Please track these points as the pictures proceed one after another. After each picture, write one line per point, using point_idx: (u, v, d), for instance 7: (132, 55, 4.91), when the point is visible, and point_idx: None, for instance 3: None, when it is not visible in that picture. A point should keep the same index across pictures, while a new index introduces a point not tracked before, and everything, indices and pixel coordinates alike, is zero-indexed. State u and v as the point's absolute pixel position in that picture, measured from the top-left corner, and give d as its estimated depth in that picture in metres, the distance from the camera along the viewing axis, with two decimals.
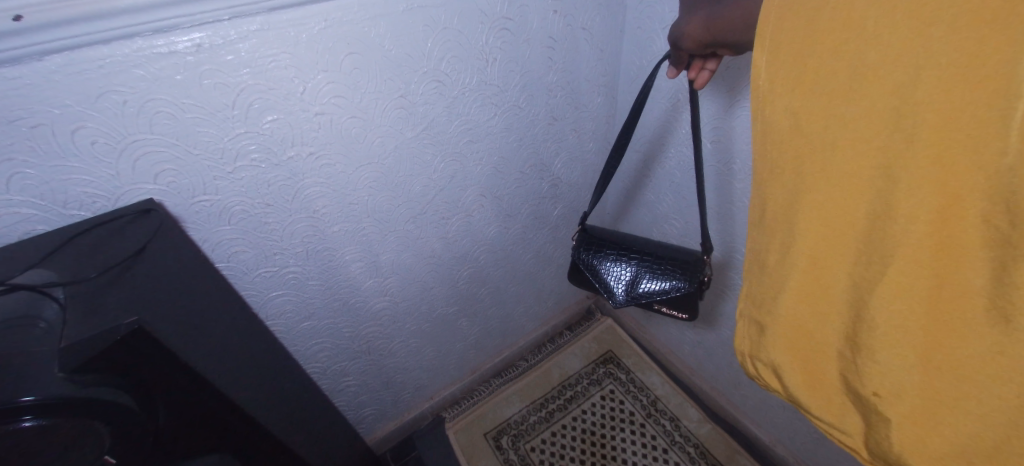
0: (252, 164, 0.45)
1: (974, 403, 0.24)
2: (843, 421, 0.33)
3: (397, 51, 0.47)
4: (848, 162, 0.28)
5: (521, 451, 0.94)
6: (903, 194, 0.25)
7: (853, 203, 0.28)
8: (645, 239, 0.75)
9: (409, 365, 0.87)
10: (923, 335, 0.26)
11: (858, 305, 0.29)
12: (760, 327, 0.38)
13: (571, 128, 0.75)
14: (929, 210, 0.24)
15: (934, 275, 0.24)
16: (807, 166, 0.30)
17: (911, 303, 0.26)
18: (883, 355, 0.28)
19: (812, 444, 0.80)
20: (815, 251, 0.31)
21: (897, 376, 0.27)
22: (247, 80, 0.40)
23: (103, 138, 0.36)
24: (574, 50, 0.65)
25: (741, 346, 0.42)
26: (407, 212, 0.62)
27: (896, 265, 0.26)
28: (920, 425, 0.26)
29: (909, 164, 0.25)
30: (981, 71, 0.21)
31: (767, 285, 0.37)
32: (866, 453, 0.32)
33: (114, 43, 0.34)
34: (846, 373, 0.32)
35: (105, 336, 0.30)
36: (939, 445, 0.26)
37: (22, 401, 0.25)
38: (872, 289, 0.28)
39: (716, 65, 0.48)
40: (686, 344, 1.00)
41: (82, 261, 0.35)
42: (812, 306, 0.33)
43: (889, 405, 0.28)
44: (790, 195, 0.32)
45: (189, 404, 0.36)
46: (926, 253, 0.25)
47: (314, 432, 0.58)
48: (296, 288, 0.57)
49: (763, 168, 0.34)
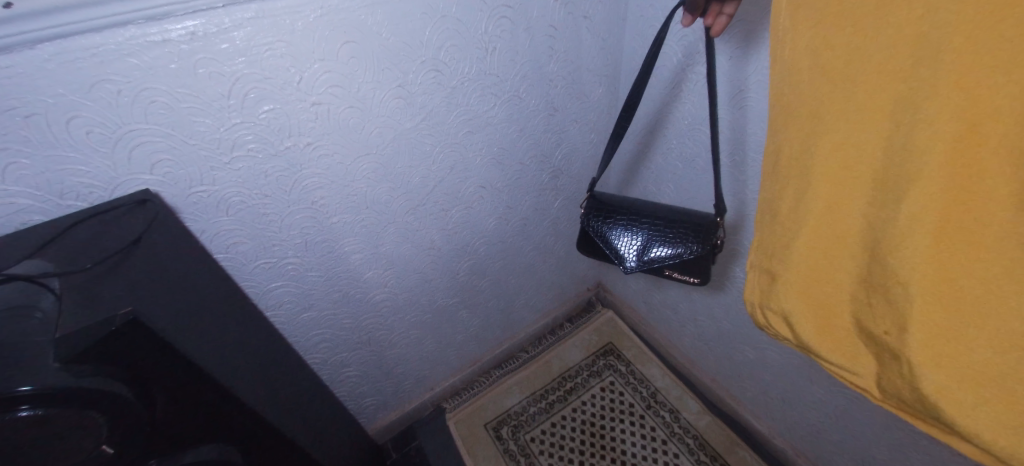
0: (249, 154, 0.44)
1: (980, 327, 0.26)
2: (854, 362, 0.36)
3: (394, 40, 0.46)
4: (866, 110, 0.31)
5: (521, 441, 0.95)
6: (920, 135, 0.27)
7: (873, 149, 0.31)
8: (655, 204, 0.75)
9: (409, 357, 0.88)
10: (931, 269, 0.28)
11: (872, 246, 0.32)
12: (771, 278, 0.41)
13: (572, 119, 0.75)
14: (943, 149, 0.26)
15: (945, 210, 0.27)
16: (828, 115, 0.33)
17: (920, 239, 0.28)
18: (893, 291, 0.30)
19: (811, 436, 0.80)
20: (832, 198, 0.34)
21: (902, 312, 0.30)
22: (243, 70, 0.39)
23: (98, 128, 0.36)
24: (576, 38, 0.64)
25: (750, 296, 0.45)
26: (406, 204, 0.62)
27: (907, 205, 0.28)
28: (926, 355, 0.28)
29: (926, 106, 0.27)
30: (998, 12, 0.23)
31: (779, 236, 0.39)
32: (875, 392, 0.35)
33: (107, 31, 0.33)
34: (859, 314, 0.34)
35: (102, 327, 0.29)
36: (945, 374, 0.28)
37: (18, 391, 0.25)
38: (885, 229, 0.30)
39: (734, 9, 0.47)
40: (685, 336, 1.00)
41: (78, 253, 0.35)
42: (827, 252, 0.36)
43: (898, 340, 0.31)
44: (809, 145, 0.35)
45: (187, 397, 0.36)
46: (938, 190, 0.27)
47: (315, 421, 0.59)
48: (296, 279, 0.57)
49: (782, 123, 0.37)
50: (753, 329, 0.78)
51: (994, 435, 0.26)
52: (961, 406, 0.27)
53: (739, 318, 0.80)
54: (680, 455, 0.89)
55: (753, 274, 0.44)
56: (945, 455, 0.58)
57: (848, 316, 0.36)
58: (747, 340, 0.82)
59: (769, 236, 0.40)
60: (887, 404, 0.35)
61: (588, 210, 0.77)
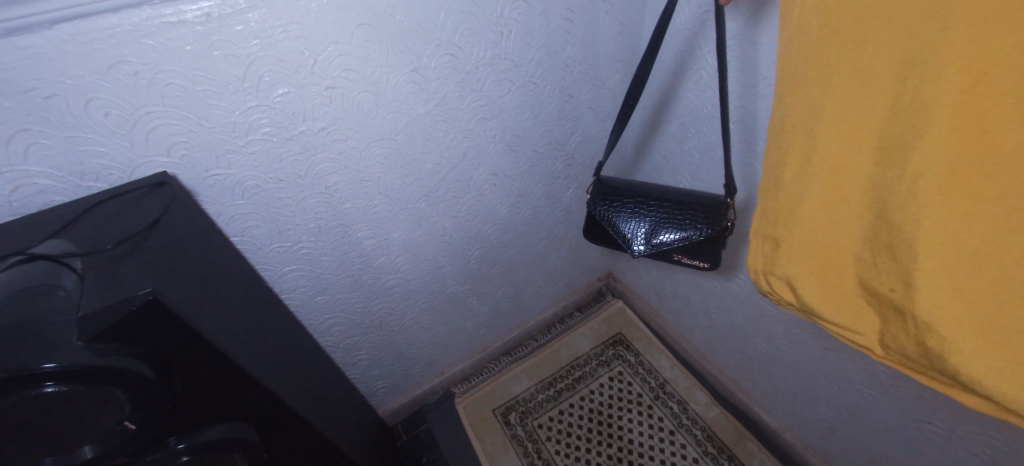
0: (264, 138, 0.44)
1: (985, 275, 0.26)
2: (858, 321, 0.36)
3: (408, 22, 0.45)
4: (878, 59, 0.30)
5: (528, 427, 0.96)
6: (930, 82, 0.27)
7: (882, 100, 0.30)
8: (662, 185, 0.73)
9: (419, 342, 0.89)
10: (937, 219, 0.27)
11: (877, 201, 0.32)
12: (777, 242, 0.41)
13: (587, 106, 0.73)
14: (953, 95, 0.26)
15: (953, 158, 0.26)
16: (838, 67, 0.32)
17: (927, 189, 0.28)
18: (901, 245, 0.30)
19: (822, 432, 0.79)
20: (839, 155, 0.34)
21: (908, 265, 0.30)
22: (257, 52, 0.39)
23: (116, 110, 0.36)
24: (594, 22, 0.62)
25: (755, 264, 0.44)
26: (418, 190, 0.61)
27: (917, 155, 0.28)
28: (933, 309, 0.28)
29: (936, 50, 0.26)
30: None
31: (785, 199, 0.39)
32: (879, 351, 0.35)
33: (123, 12, 0.33)
34: (866, 273, 0.34)
35: (122, 306, 0.30)
36: (950, 326, 0.28)
37: (44, 367, 0.26)
38: (892, 183, 0.30)
39: None
40: (696, 328, 0.99)
41: (99, 233, 0.36)
42: (832, 211, 0.35)
43: (903, 295, 0.31)
44: (818, 100, 0.34)
45: (205, 378, 0.37)
46: (947, 138, 0.26)
47: (328, 402, 0.60)
48: (310, 263, 0.58)
49: (792, 80, 0.36)
50: (766, 323, 0.77)
51: (997, 384, 0.26)
52: (965, 355, 0.27)
53: (753, 312, 0.79)
54: (687, 446, 0.89)
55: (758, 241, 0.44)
56: (962, 457, 0.57)
57: (854, 276, 0.36)
58: (759, 334, 0.80)
59: (772, 199, 0.40)
60: (891, 362, 0.35)
61: (593, 195, 0.75)
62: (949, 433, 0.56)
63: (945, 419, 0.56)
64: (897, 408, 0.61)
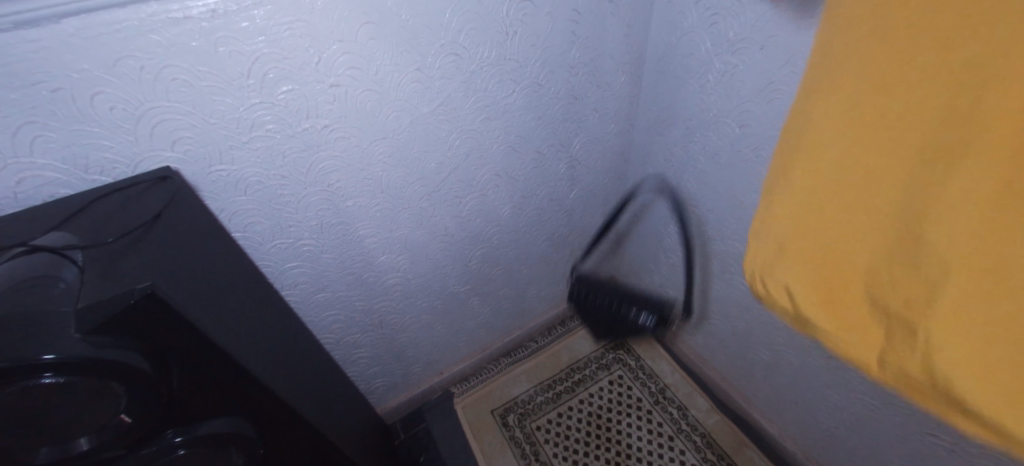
0: (267, 134, 0.44)
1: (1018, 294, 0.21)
2: (864, 336, 0.30)
3: (414, 21, 0.45)
4: (928, 26, 0.24)
5: (527, 429, 0.95)
6: (987, 57, 0.22)
7: (920, 82, 0.24)
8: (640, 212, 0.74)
9: (419, 341, 0.88)
10: (977, 224, 0.22)
11: (919, 201, 0.25)
12: (779, 250, 0.34)
13: (592, 108, 0.72)
14: (1008, 75, 0.21)
15: (999, 150, 0.21)
16: (900, 30, 0.25)
17: (975, 187, 0.22)
18: (926, 257, 0.25)
19: (824, 443, 0.78)
20: (880, 147, 0.27)
21: (944, 279, 0.23)
22: (262, 49, 0.39)
23: (121, 104, 0.36)
24: (600, 24, 0.61)
25: (750, 264, 0.37)
26: (421, 189, 0.61)
27: (968, 146, 0.22)
28: (952, 332, 0.23)
29: (985, 21, 0.22)
30: None
31: (787, 192, 0.32)
32: (877, 370, 0.29)
33: (130, 7, 0.33)
34: (886, 294, 0.28)
35: (121, 299, 0.30)
36: (973, 352, 0.22)
37: (44, 358, 0.26)
38: (942, 179, 0.24)
39: None
40: (698, 334, 0.98)
41: (101, 226, 0.36)
42: (844, 206, 0.29)
43: (924, 315, 0.25)
44: (862, 71, 0.27)
45: (203, 373, 0.37)
46: (993, 127, 0.21)
47: (327, 400, 0.60)
48: (311, 260, 0.58)
49: (825, 55, 0.29)
50: (769, 330, 0.76)
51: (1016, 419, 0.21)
52: (981, 388, 0.22)
53: (756, 319, 0.78)
54: (686, 452, 0.89)
55: (753, 241, 0.37)
56: None
57: (865, 291, 0.29)
58: (762, 341, 0.80)
59: (775, 196, 0.34)
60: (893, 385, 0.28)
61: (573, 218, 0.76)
62: (954, 447, 0.55)
63: (951, 432, 0.55)
64: (902, 420, 0.60)
